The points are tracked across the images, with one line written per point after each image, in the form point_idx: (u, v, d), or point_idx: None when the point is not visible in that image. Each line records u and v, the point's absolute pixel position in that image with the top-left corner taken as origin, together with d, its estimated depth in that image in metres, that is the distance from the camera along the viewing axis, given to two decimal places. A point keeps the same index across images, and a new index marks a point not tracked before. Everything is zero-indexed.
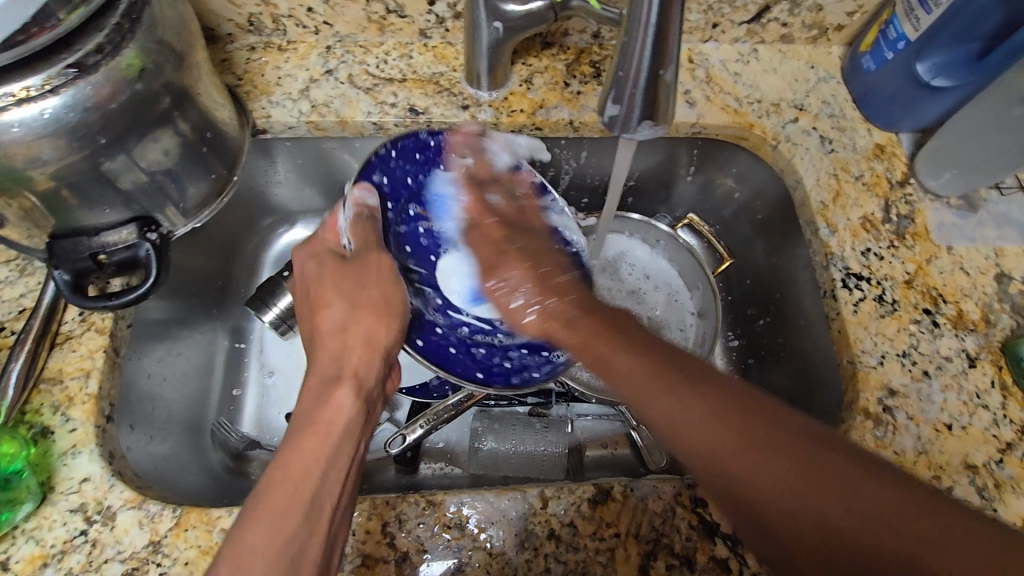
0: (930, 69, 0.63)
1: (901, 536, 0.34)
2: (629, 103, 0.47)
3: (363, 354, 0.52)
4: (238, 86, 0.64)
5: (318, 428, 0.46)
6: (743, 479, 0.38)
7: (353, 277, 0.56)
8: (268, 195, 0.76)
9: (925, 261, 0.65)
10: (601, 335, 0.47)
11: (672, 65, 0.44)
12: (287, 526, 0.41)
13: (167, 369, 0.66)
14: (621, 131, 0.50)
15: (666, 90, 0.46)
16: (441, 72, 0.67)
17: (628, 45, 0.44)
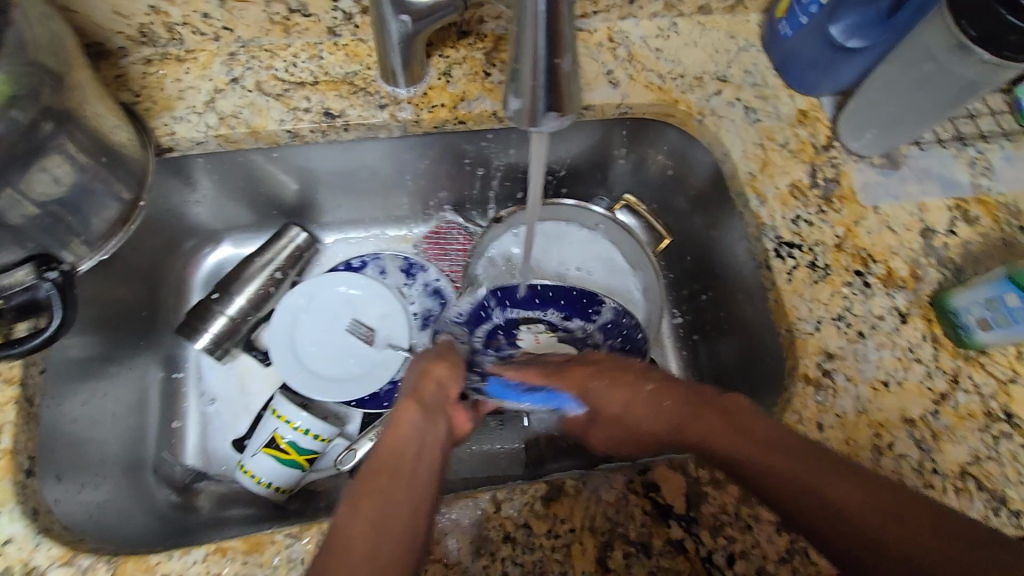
0: (843, 31, 0.62)
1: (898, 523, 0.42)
2: (531, 95, 0.44)
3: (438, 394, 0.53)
4: (136, 102, 0.60)
5: (378, 461, 0.45)
6: (754, 464, 0.46)
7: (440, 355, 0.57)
8: (187, 216, 0.73)
9: (853, 223, 0.66)
10: (695, 409, 0.51)
11: (567, 53, 0.42)
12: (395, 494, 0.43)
13: (94, 411, 0.62)
14: (526, 126, 0.46)
15: (566, 80, 0.44)
16: (354, 71, 0.64)
17: (519, 34, 0.42)
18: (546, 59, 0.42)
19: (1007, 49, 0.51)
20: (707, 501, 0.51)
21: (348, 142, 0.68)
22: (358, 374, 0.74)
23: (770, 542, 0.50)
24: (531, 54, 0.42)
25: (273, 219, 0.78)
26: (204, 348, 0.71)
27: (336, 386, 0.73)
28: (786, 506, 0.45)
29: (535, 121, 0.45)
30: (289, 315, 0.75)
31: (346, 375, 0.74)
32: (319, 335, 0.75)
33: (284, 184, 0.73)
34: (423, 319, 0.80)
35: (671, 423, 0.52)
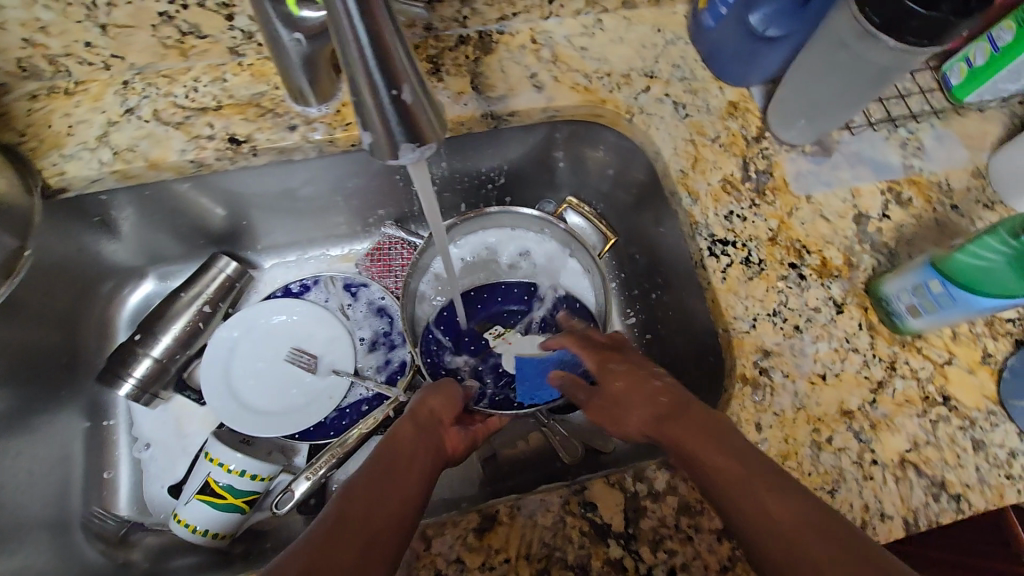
0: (761, 20, 0.61)
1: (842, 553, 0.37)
2: (380, 126, 0.40)
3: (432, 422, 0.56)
4: (21, 143, 0.56)
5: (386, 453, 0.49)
6: (736, 487, 0.43)
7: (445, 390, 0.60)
8: (103, 257, 0.69)
9: (786, 214, 0.65)
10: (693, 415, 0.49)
11: (408, 81, 0.39)
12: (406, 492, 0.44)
13: (5, 475, 0.59)
14: (386, 159, 0.43)
15: (418, 109, 0.41)
16: (261, 92, 0.61)
17: (350, 63, 0.39)
18: (384, 89, 0.39)
19: (909, 35, 0.50)
20: (645, 516, 0.50)
21: (263, 167, 0.64)
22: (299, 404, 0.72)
23: (711, 552, 0.49)
24: (367, 82, 0.39)
25: (201, 248, 0.75)
26: (129, 395, 0.68)
27: (278, 418, 0.70)
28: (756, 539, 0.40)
29: (396, 151, 0.42)
30: (223, 347, 0.72)
31: (285, 406, 0.71)
32: (258, 366, 0.73)
33: (211, 211, 0.70)
34: (370, 343, 0.77)
35: (658, 420, 0.51)
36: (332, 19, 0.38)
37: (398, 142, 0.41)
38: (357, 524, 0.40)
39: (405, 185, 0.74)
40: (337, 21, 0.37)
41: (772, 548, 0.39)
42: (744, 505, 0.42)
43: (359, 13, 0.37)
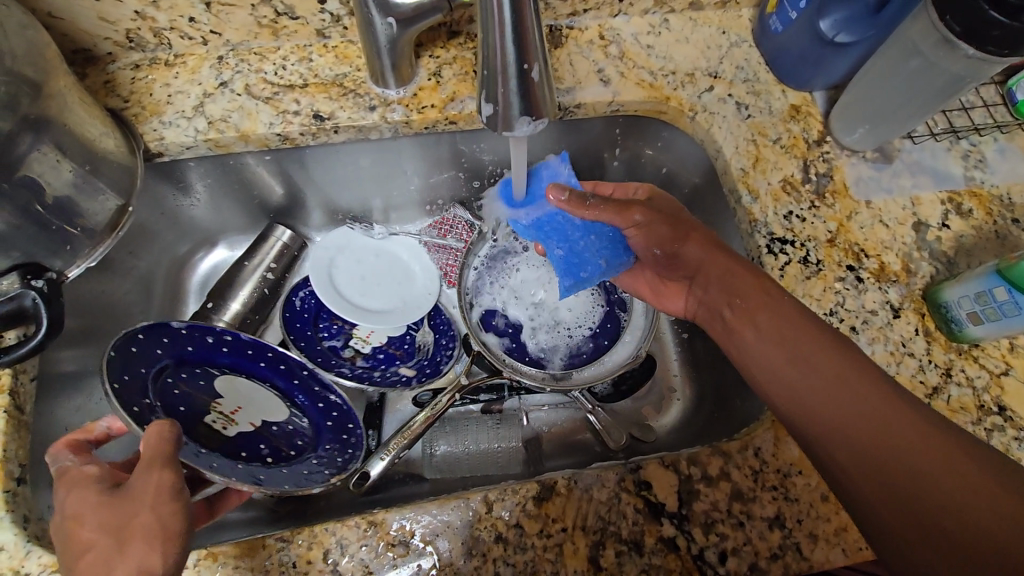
0: (833, 26, 0.62)
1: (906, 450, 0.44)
2: (504, 100, 0.43)
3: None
4: (125, 108, 0.60)
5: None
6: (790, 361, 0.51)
7: (116, 511, 0.43)
8: (182, 221, 0.73)
9: (846, 218, 0.66)
10: (748, 284, 0.55)
11: (538, 60, 0.42)
12: None
13: (89, 417, 0.63)
14: (502, 130, 0.45)
15: (540, 88, 0.44)
16: (344, 73, 0.64)
17: (487, 40, 0.41)
18: (515, 64, 0.42)
19: (989, 44, 0.51)
20: (699, 498, 0.51)
21: (340, 144, 0.67)
22: (266, 403, 0.66)
23: (762, 538, 0.50)
24: (501, 57, 0.41)
25: (256, 219, 0.77)
26: None
27: (203, 398, 0.63)
28: (814, 409, 0.49)
29: (511, 125, 0.45)
30: (322, 253, 0.76)
31: (262, 395, 0.67)
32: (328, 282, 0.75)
33: (276, 188, 0.73)
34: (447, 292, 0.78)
35: (720, 282, 0.57)
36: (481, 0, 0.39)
37: (515, 116, 0.44)
38: None
39: (467, 178, 0.77)
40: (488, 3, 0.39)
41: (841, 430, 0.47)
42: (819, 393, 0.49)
43: None
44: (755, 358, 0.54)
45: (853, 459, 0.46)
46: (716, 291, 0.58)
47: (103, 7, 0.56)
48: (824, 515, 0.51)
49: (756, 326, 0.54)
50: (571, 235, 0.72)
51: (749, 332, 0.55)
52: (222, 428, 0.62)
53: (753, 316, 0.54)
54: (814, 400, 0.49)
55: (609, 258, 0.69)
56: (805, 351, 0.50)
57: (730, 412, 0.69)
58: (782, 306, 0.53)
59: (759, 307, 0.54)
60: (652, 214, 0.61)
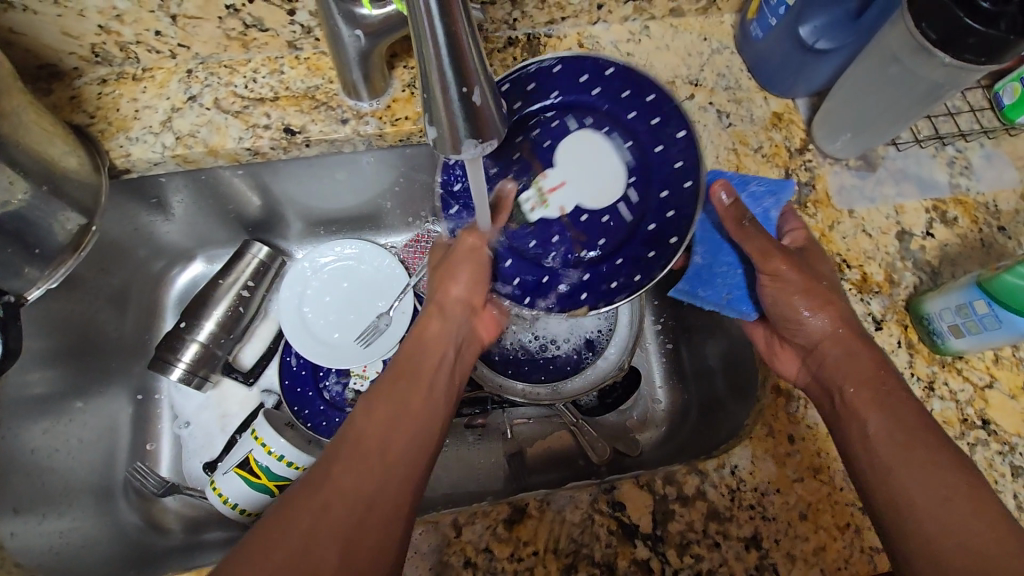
0: (812, 32, 0.61)
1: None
2: (448, 121, 0.40)
3: (445, 316, 0.59)
4: (90, 124, 0.59)
5: (399, 380, 0.52)
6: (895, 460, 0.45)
7: (443, 295, 0.59)
8: (156, 235, 0.72)
9: (828, 228, 0.65)
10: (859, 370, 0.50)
11: (479, 81, 0.39)
12: (377, 471, 0.45)
13: (58, 439, 0.62)
14: (450, 152, 0.42)
15: (485, 109, 0.41)
16: (316, 85, 0.63)
17: (422, 61, 0.38)
18: (455, 86, 0.38)
19: (967, 52, 0.49)
20: (675, 519, 0.50)
21: (315, 157, 0.66)
22: (592, 183, 0.61)
23: (739, 559, 0.49)
24: (439, 79, 0.38)
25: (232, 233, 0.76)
26: (181, 378, 0.69)
27: (537, 167, 0.61)
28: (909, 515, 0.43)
29: (459, 147, 0.42)
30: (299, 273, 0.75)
31: (605, 165, 0.60)
32: (298, 312, 0.74)
33: (251, 200, 0.72)
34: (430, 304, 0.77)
35: (831, 360, 0.52)
36: (411, 18, 0.36)
37: (462, 138, 0.41)
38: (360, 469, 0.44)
39: None
40: (416, 22, 0.36)
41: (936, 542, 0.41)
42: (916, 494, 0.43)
43: (439, 11, 0.35)
44: (854, 442, 0.48)
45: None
46: (828, 373, 0.52)
47: (65, 22, 0.55)
48: (803, 534, 0.50)
49: (864, 413, 0.48)
50: (723, 255, 0.60)
51: (856, 421, 0.48)
52: (531, 210, 0.61)
53: (859, 395, 0.49)
54: (909, 495, 0.43)
55: (734, 299, 0.60)
56: (906, 439, 0.45)
57: (714, 426, 0.68)
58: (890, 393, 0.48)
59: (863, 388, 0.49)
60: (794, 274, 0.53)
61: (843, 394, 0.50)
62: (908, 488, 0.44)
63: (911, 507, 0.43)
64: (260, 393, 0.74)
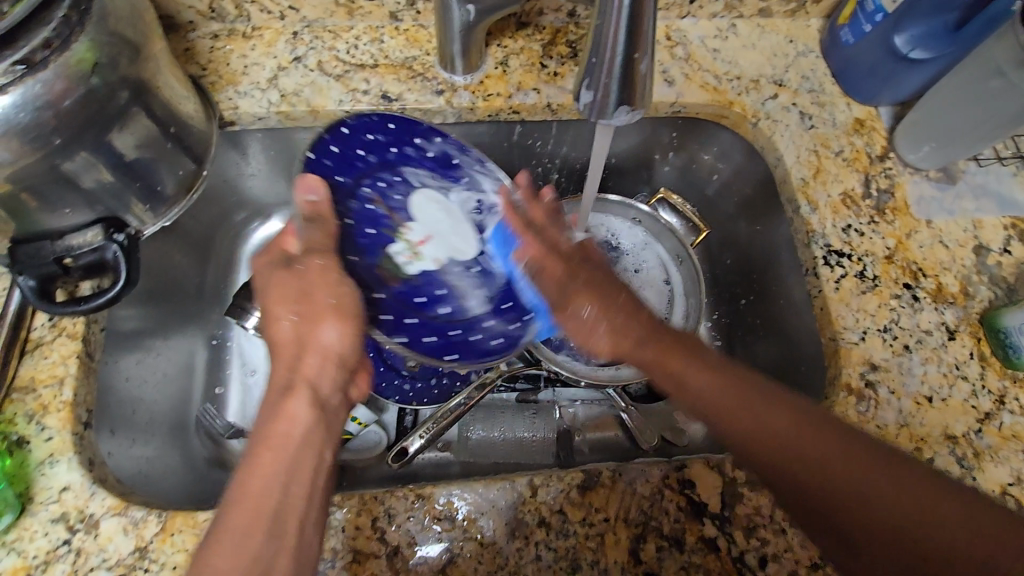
0: (907, 41, 0.61)
1: (886, 497, 0.43)
2: (604, 88, 0.44)
3: (318, 364, 0.46)
4: (203, 76, 0.62)
5: (242, 528, 0.38)
6: (746, 426, 0.46)
7: (293, 281, 0.48)
8: (241, 190, 0.74)
9: (905, 235, 0.65)
10: (653, 334, 0.51)
11: (647, 51, 0.42)
12: (250, 547, 0.38)
13: (146, 371, 0.65)
14: (597, 118, 0.46)
15: (642, 79, 0.44)
16: (413, 56, 0.65)
17: (601, 27, 0.41)
18: (623, 54, 0.42)
19: None
20: (742, 501, 0.51)
21: None
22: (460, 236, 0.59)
23: (805, 546, 0.50)
24: (611, 47, 0.41)
25: None
26: (256, 326, 0.71)
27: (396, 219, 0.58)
28: (768, 468, 0.46)
29: (609, 112, 0.46)
30: None
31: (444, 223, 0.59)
32: None
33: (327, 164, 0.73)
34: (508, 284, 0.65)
35: (619, 350, 0.52)
36: None
37: (614, 103, 0.45)
38: (229, 551, 0.38)
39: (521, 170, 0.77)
40: None
41: (823, 477, 0.44)
42: (783, 458, 0.45)
43: None
44: (725, 422, 0.48)
45: (839, 502, 0.44)
46: (705, 404, 0.48)
47: None
48: None
49: (699, 374, 0.49)
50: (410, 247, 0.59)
51: (690, 394, 0.49)
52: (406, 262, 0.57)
53: (750, 426, 0.46)
54: (772, 440, 0.46)
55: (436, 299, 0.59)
56: (820, 467, 0.44)
57: None
58: (734, 382, 0.48)
59: (750, 416, 0.47)
60: (560, 268, 0.54)
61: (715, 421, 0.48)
62: (869, 496, 0.43)
63: (847, 499, 0.43)
64: None
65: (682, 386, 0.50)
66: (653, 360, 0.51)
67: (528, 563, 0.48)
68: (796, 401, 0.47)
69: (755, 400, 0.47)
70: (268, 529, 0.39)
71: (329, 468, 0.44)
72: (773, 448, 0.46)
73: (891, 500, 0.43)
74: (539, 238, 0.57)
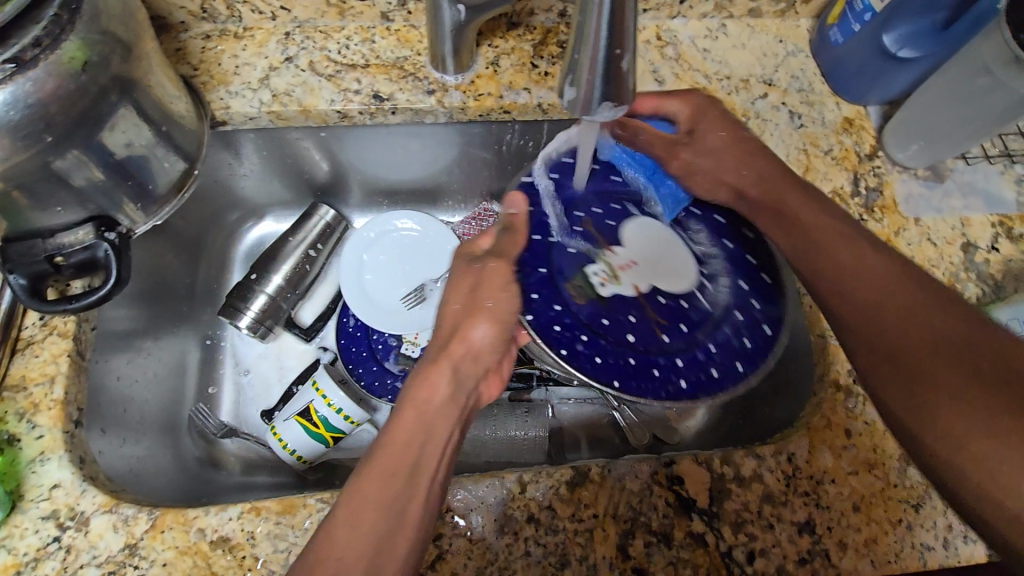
0: (896, 40, 0.62)
1: (968, 366, 0.45)
2: (587, 84, 0.43)
3: (468, 350, 0.51)
4: (194, 76, 0.62)
5: (390, 467, 0.44)
6: (900, 300, 0.50)
7: (473, 279, 0.53)
8: (234, 189, 0.75)
9: (893, 233, 0.65)
10: (756, 204, 0.60)
11: (630, 48, 0.42)
12: (393, 487, 0.43)
13: (137, 371, 0.65)
14: (580, 115, 0.46)
15: (626, 76, 0.43)
16: (404, 56, 0.66)
17: (583, 22, 0.41)
18: (605, 49, 0.41)
19: None
20: (730, 498, 0.52)
21: (396, 128, 0.69)
22: (667, 269, 0.60)
23: (791, 542, 0.50)
24: (593, 42, 0.41)
25: (301, 196, 0.79)
26: (248, 326, 0.71)
27: (603, 241, 0.61)
28: (887, 342, 0.49)
29: (591, 109, 0.45)
30: (356, 246, 0.76)
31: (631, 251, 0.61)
32: (359, 279, 0.75)
33: (320, 164, 0.74)
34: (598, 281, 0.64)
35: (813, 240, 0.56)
36: None
37: (597, 100, 0.44)
38: (376, 488, 0.43)
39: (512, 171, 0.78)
40: None
41: (920, 349, 0.47)
42: (904, 330, 0.48)
43: None
44: (841, 284, 0.53)
45: (916, 355, 0.47)
46: (842, 275, 0.53)
47: None
48: (856, 525, 0.51)
49: (863, 252, 0.53)
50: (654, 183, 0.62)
51: (847, 254, 0.54)
52: (603, 284, 0.58)
53: (870, 274, 0.52)
54: (893, 301, 0.50)
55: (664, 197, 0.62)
56: (950, 358, 0.45)
57: (763, 418, 0.68)
58: (907, 268, 0.51)
59: (868, 270, 0.52)
60: (683, 138, 0.62)
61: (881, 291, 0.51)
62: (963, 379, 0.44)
63: (938, 376, 0.45)
64: (317, 348, 0.76)
65: (844, 276, 0.53)
66: (763, 211, 0.60)
67: (517, 558, 0.49)
68: (957, 305, 0.48)
69: (896, 281, 0.51)
70: (407, 481, 0.44)
71: (455, 443, 0.48)
72: (899, 312, 0.49)
73: (985, 360, 0.44)
74: (688, 150, 0.62)
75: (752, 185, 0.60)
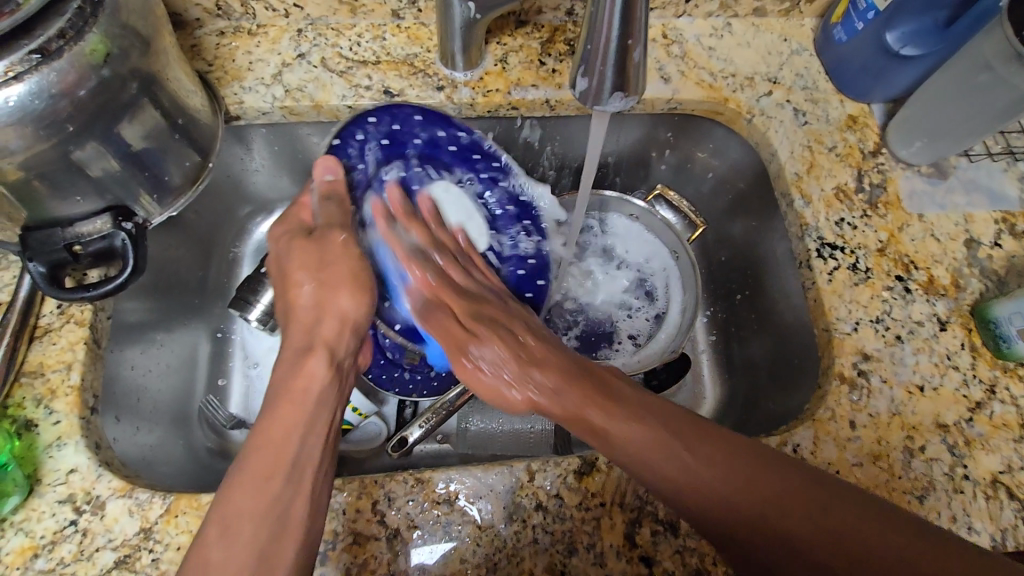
0: (899, 38, 0.63)
1: (821, 535, 0.43)
2: (598, 76, 0.51)
3: (336, 326, 0.56)
4: (209, 72, 0.63)
5: (266, 469, 0.45)
6: (676, 480, 0.46)
7: (314, 252, 0.58)
8: (245, 185, 0.76)
9: (897, 229, 0.66)
10: (568, 376, 0.52)
11: (639, 40, 0.48)
12: (272, 487, 0.44)
13: (151, 361, 0.66)
14: (592, 103, 0.54)
15: (634, 67, 0.50)
16: (414, 53, 0.67)
17: (595, 16, 0.47)
18: (617, 40, 0.48)
19: None
20: None
21: None
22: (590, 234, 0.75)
23: None
24: (604, 36, 0.48)
25: (311, 193, 0.80)
26: (257, 320, 0.71)
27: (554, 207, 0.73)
28: (695, 512, 0.46)
29: (603, 98, 0.53)
30: None
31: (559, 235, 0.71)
32: None
33: (328, 161, 0.75)
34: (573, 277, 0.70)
35: (634, 447, 0.48)
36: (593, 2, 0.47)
37: (607, 89, 0.52)
38: (250, 490, 0.44)
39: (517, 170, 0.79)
40: None
41: (742, 512, 0.44)
42: (711, 503, 0.45)
43: None
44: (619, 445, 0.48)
45: (744, 520, 0.45)
46: (642, 472, 0.48)
47: None
48: None
49: (630, 426, 0.48)
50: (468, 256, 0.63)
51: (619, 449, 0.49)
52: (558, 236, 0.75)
53: (664, 466, 0.47)
54: (687, 483, 0.46)
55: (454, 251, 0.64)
56: (785, 518, 0.44)
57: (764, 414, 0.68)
58: (674, 436, 0.47)
59: (656, 460, 0.47)
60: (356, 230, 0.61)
61: (705, 510, 0.46)
62: (809, 541, 0.43)
63: (783, 537, 0.43)
64: None
65: (607, 435, 0.49)
66: (567, 398, 0.51)
67: (525, 545, 0.49)
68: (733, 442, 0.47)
69: (670, 455, 0.47)
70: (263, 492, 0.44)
71: (336, 425, 0.51)
72: (706, 498, 0.45)
73: (812, 519, 0.43)
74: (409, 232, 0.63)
75: (576, 382, 0.52)
